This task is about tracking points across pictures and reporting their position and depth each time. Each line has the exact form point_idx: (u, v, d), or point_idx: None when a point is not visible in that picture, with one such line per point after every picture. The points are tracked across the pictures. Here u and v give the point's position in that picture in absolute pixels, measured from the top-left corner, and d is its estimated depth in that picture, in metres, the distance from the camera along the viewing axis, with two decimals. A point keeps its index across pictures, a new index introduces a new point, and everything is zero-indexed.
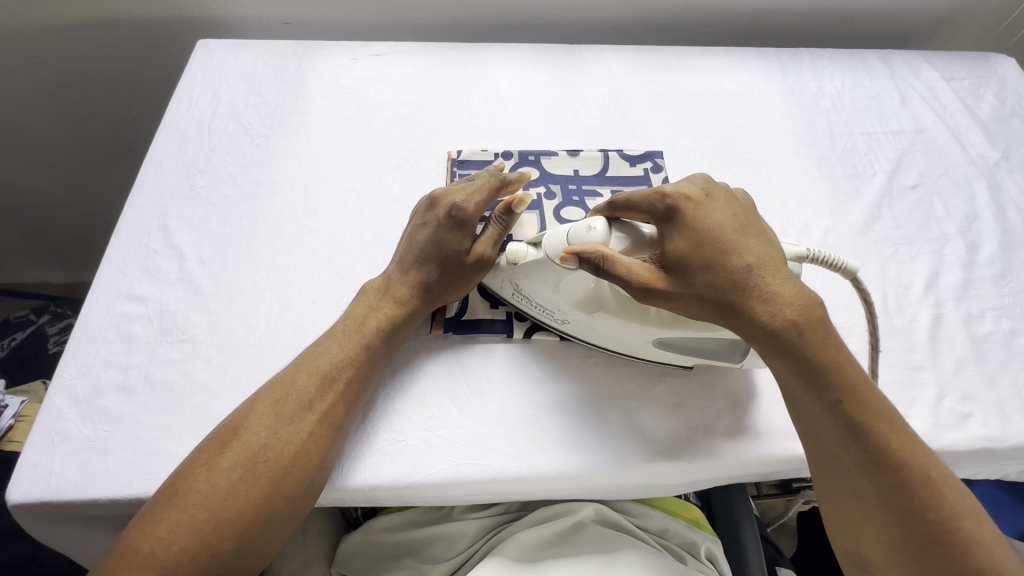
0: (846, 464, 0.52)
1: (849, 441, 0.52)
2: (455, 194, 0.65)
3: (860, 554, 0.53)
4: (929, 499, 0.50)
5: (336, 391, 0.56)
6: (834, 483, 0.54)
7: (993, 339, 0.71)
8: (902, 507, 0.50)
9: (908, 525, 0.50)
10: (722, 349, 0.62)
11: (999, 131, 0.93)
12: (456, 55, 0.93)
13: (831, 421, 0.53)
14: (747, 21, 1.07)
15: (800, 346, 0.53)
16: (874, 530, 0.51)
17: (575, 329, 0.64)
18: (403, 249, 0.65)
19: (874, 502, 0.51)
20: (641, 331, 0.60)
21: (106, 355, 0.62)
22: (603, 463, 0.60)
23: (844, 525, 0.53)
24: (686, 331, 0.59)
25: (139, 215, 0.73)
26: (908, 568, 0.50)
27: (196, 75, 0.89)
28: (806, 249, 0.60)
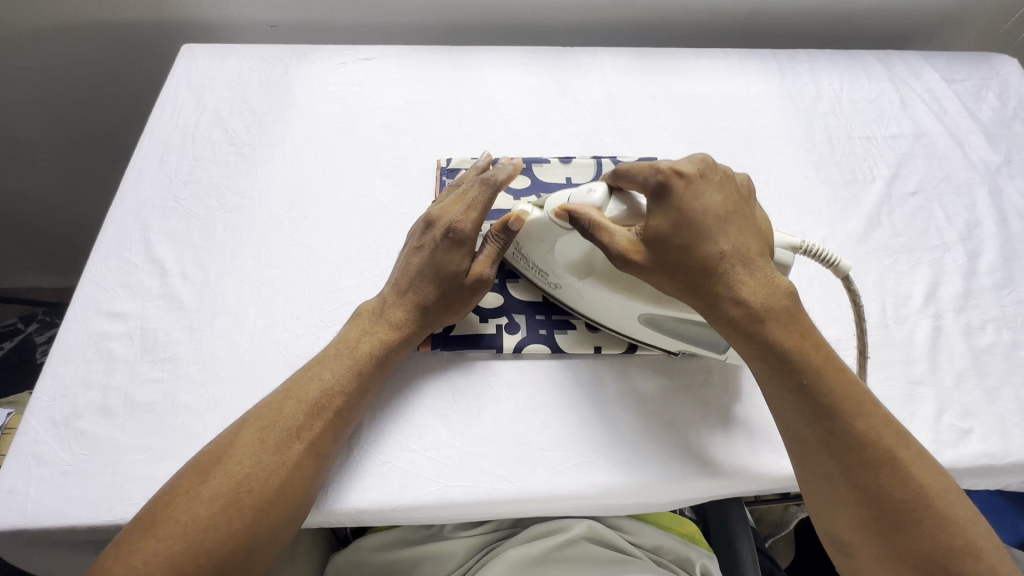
0: (811, 442, 0.51)
1: (810, 417, 0.51)
2: (449, 215, 0.64)
3: (835, 536, 0.51)
4: (896, 476, 0.49)
5: (326, 419, 0.54)
6: (804, 464, 0.52)
7: (994, 351, 0.69)
8: (868, 484, 0.49)
9: (875, 502, 0.48)
10: (706, 338, 0.61)
11: (1001, 134, 0.91)
12: (447, 59, 0.91)
13: (793, 397, 0.52)
14: (744, 22, 1.05)
15: (760, 330, 0.53)
16: (845, 510, 0.50)
17: (567, 294, 0.66)
18: (398, 273, 0.64)
19: (840, 481, 0.50)
20: (627, 303, 0.61)
21: (85, 375, 0.61)
22: (593, 485, 0.58)
23: (817, 507, 0.52)
24: (670, 310, 0.59)
25: (120, 228, 0.72)
26: (880, 547, 0.48)
27: (180, 82, 0.87)
28: (801, 240, 0.58)
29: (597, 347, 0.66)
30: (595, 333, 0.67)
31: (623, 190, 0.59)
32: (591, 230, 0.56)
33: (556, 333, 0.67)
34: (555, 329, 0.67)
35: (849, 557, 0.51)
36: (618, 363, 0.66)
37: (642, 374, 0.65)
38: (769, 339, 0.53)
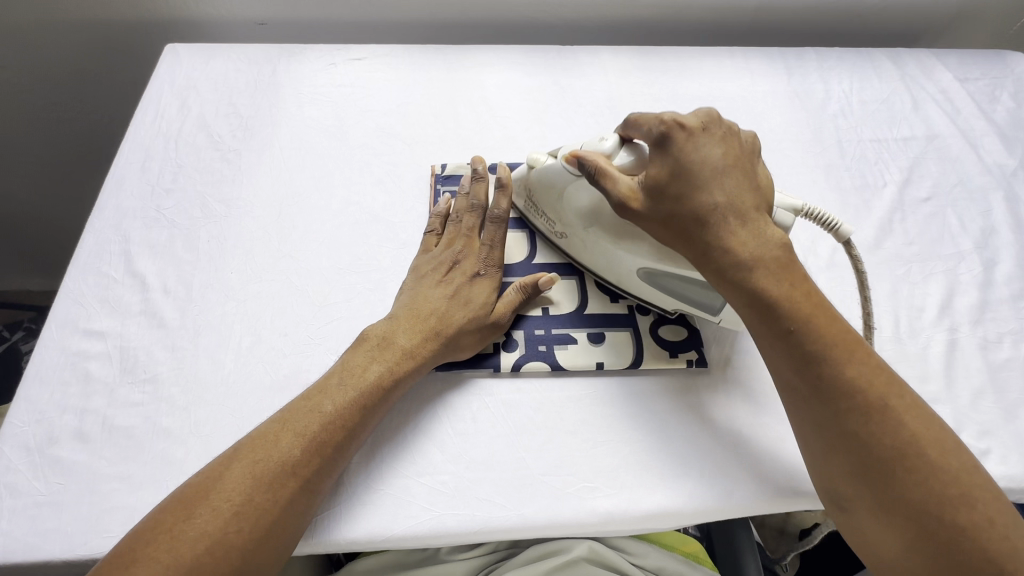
0: (799, 390, 0.50)
1: (794, 363, 0.50)
2: (470, 255, 0.64)
3: (834, 490, 0.49)
4: (886, 423, 0.46)
5: (324, 454, 0.51)
6: (797, 415, 0.51)
7: (1012, 367, 0.66)
8: (856, 431, 0.47)
9: (864, 449, 0.46)
10: (703, 300, 0.61)
11: (1017, 136, 0.88)
12: (442, 59, 0.88)
13: (777, 345, 0.51)
14: (750, 19, 1.02)
15: (745, 278, 0.52)
16: (836, 459, 0.48)
17: (572, 246, 0.67)
18: (417, 304, 0.61)
19: (830, 431, 0.48)
20: (626, 254, 0.61)
21: (61, 398, 0.58)
22: (595, 512, 0.55)
23: (811, 458, 0.51)
24: (671, 264, 0.59)
25: (99, 240, 0.69)
26: (871, 497, 0.46)
27: (162, 84, 0.83)
28: (801, 203, 0.57)
29: (599, 363, 0.63)
30: (597, 347, 0.64)
31: (632, 141, 0.60)
32: (595, 174, 0.57)
33: (556, 348, 0.64)
34: (555, 344, 0.64)
35: (846, 511, 0.49)
36: (621, 380, 0.63)
37: (648, 394, 0.62)
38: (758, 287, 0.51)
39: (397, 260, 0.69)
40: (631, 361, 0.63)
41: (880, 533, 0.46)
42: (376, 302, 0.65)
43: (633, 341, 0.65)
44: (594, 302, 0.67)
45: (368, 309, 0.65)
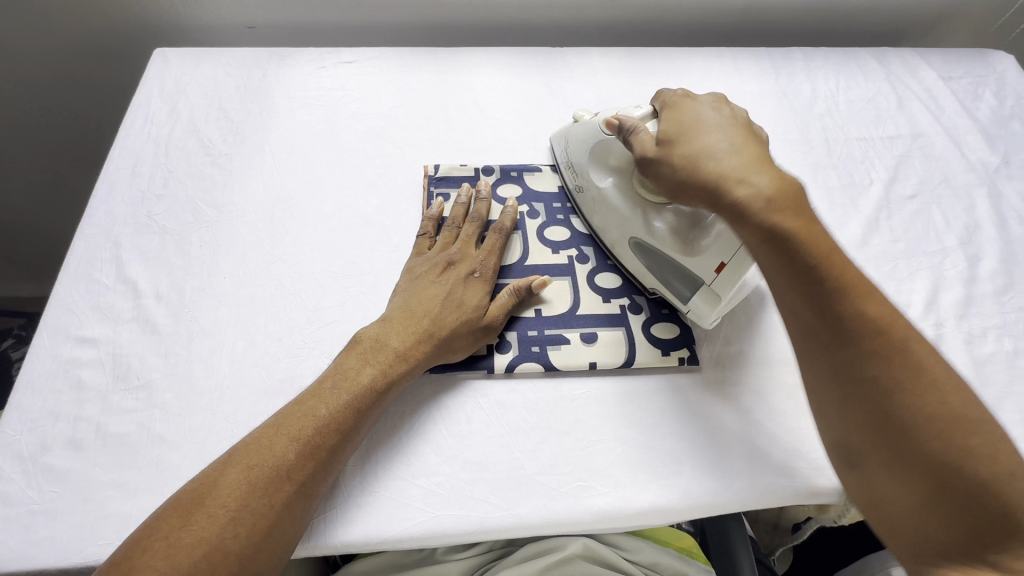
0: (815, 340, 0.52)
1: (814, 312, 0.51)
2: (468, 257, 0.65)
3: (848, 447, 0.51)
4: (906, 371, 0.48)
5: (320, 459, 0.52)
6: (812, 368, 0.53)
7: (996, 361, 0.68)
8: (876, 381, 0.48)
9: (881, 398, 0.48)
10: (678, 284, 0.64)
11: (999, 134, 0.90)
12: (433, 62, 0.88)
13: (795, 292, 0.52)
14: (738, 20, 1.03)
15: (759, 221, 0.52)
16: (855, 409, 0.49)
17: (584, 201, 0.72)
18: (413, 302, 0.62)
19: (851, 380, 0.49)
20: (627, 217, 0.65)
21: (54, 406, 0.58)
22: (590, 510, 0.56)
23: (827, 413, 0.52)
24: (660, 236, 0.63)
25: (90, 247, 0.68)
26: (886, 446, 0.48)
27: (152, 88, 0.83)
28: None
29: (592, 362, 0.63)
30: (590, 347, 0.64)
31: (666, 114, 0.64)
32: (626, 132, 0.62)
33: (550, 349, 0.64)
34: (549, 344, 0.64)
35: (858, 467, 0.50)
36: (614, 380, 0.64)
37: (641, 393, 0.63)
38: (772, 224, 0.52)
39: (390, 263, 0.69)
40: (624, 360, 0.64)
41: (895, 487, 0.48)
42: (370, 305, 0.66)
43: (626, 340, 0.65)
44: (586, 302, 0.67)
45: (362, 312, 0.65)
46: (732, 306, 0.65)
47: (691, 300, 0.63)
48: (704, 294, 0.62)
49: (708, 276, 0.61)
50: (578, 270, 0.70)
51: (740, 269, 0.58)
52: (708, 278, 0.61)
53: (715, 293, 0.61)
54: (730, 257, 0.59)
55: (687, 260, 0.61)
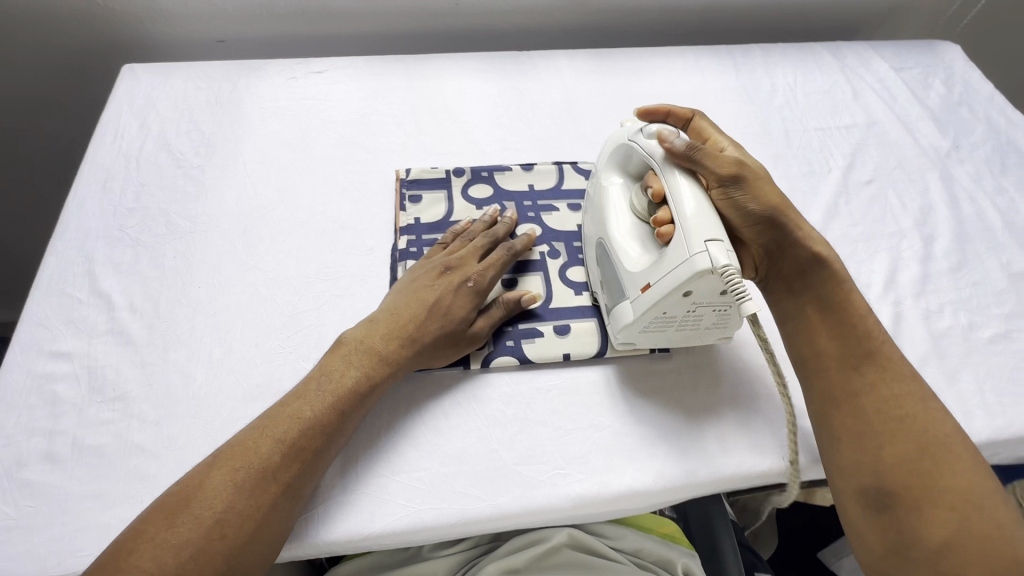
0: (854, 386, 0.56)
1: (852, 360, 0.57)
2: (470, 266, 0.64)
3: (881, 489, 0.52)
4: (926, 416, 0.54)
5: (303, 461, 0.52)
6: (843, 412, 0.56)
7: (953, 334, 0.71)
8: (904, 423, 0.54)
9: (912, 437, 0.53)
10: (611, 298, 0.64)
11: (949, 120, 0.94)
12: (401, 69, 0.90)
13: (844, 339, 0.58)
14: (699, 20, 1.06)
15: (826, 273, 0.60)
16: (891, 450, 0.53)
17: (587, 197, 0.71)
18: (403, 305, 0.62)
19: (884, 419, 0.54)
20: (605, 220, 0.65)
21: (29, 421, 0.57)
22: (568, 497, 0.57)
23: (859, 456, 0.54)
24: (613, 246, 0.62)
25: (61, 262, 0.68)
26: (918, 483, 0.51)
27: (121, 104, 0.83)
28: (725, 262, 0.52)
29: (566, 354, 0.65)
30: (563, 339, 0.66)
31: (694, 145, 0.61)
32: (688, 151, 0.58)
33: (524, 342, 0.65)
34: (523, 338, 0.65)
35: (888, 512, 0.51)
36: (588, 369, 0.65)
37: (615, 381, 0.65)
38: (837, 276, 0.60)
39: (365, 266, 0.70)
40: (597, 350, 0.65)
41: (932, 526, 0.50)
42: (345, 309, 0.67)
43: (598, 330, 0.67)
44: (558, 295, 0.69)
45: (337, 315, 0.66)
46: (654, 338, 0.62)
47: (613, 309, 0.63)
48: (622, 308, 0.61)
49: (633, 292, 0.59)
50: (550, 266, 0.71)
51: (657, 295, 0.56)
52: (632, 295, 0.60)
53: (630, 310, 0.60)
54: (654, 280, 0.56)
55: (624, 270, 0.61)
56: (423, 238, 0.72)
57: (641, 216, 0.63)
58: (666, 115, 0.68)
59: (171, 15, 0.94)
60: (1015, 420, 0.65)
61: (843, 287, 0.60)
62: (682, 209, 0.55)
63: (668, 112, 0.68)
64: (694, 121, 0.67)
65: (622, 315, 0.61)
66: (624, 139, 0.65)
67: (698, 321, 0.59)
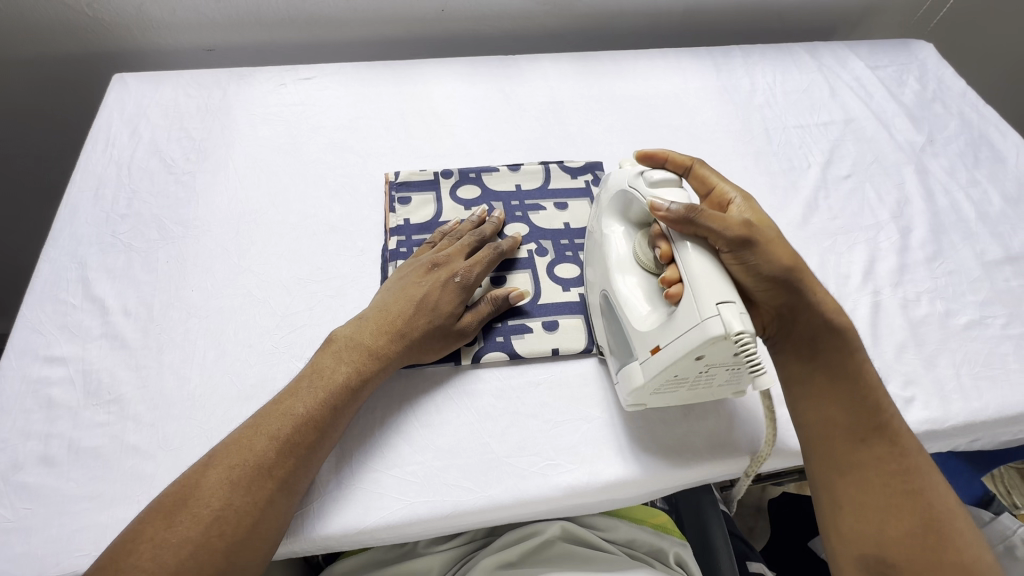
0: (860, 457, 0.56)
1: (860, 432, 0.57)
2: (457, 263, 0.66)
3: (880, 559, 0.53)
4: (931, 490, 0.55)
5: (297, 456, 0.53)
6: (849, 483, 0.56)
7: (930, 321, 0.73)
8: (911, 497, 0.54)
9: (917, 512, 0.54)
10: (620, 354, 0.62)
11: (923, 116, 0.96)
12: (389, 73, 0.91)
13: (852, 408, 0.57)
14: (680, 22, 1.09)
15: (838, 342, 0.59)
16: (896, 525, 0.53)
17: (589, 243, 0.70)
18: (392, 301, 0.63)
19: (891, 493, 0.55)
20: (608, 272, 0.63)
21: (25, 425, 0.58)
22: (559, 487, 0.59)
23: (863, 527, 0.54)
24: (621, 303, 0.60)
25: (54, 268, 0.69)
26: (920, 556, 0.52)
27: (112, 113, 0.84)
28: (739, 328, 0.50)
29: (555, 348, 0.66)
30: (552, 334, 0.67)
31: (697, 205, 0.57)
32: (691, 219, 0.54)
33: (513, 338, 0.67)
34: (513, 334, 0.67)
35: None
36: (577, 363, 0.67)
37: (603, 373, 0.66)
38: (852, 345, 0.60)
39: (356, 266, 0.72)
40: (585, 345, 0.67)
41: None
42: (338, 309, 0.68)
43: (585, 325, 0.68)
44: (547, 292, 0.70)
45: (330, 315, 0.67)
46: (666, 400, 0.60)
47: (622, 369, 0.61)
48: (631, 370, 0.59)
49: (642, 354, 0.58)
50: (538, 263, 0.73)
51: (668, 360, 0.54)
52: (642, 354, 0.58)
53: (640, 373, 0.58)
54: (664, 343, 0.55)
55: (633, 328, 0.59)
56: (413, 239, 0.73)
57: (650, 269, 0.61)
58: (664, 161, 0.65)
59: (160, 24, 0.95)
60: (991, 403, 0.67)
61: (854, 354, 0.60)
62: (691, 270, 0.53)
63: (666, 158, 0.65)
64: (695, 169, 0.64)
65: (632, 377, 0.59)
66: (624, 187, 0.63)
67: (710, 381, 0.58)
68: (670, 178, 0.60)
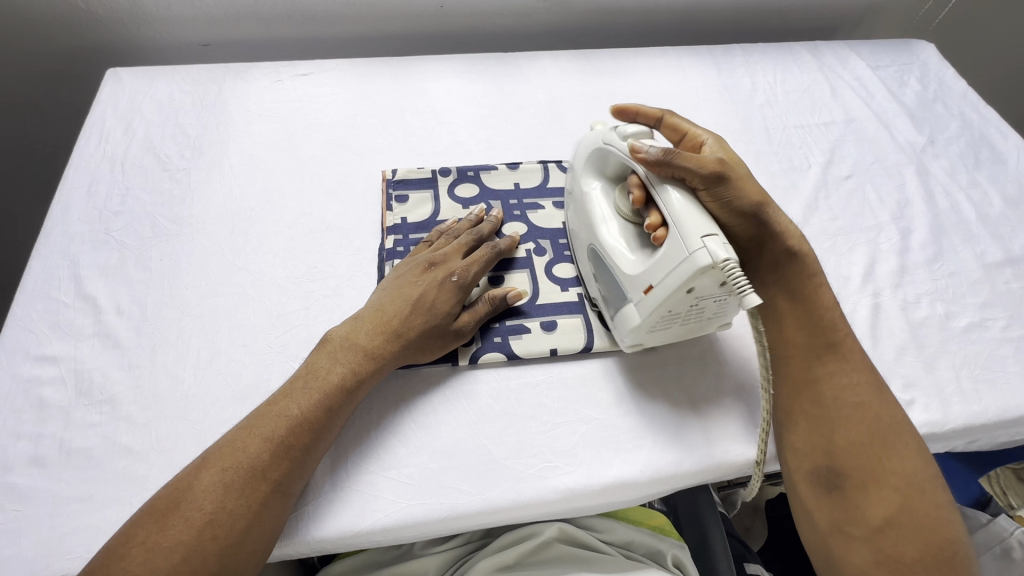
0: (814, 373, 0.59)
1: (814, 350, 0.60)
2: (454, 263, 0.65)
3: (832, 469, 0.55)
4: (879, 402, 0.57)
5: (292, 458, 0.52)
6: (804, 400, 0.58)
7: (930, 324, 0.73)
8: (860, 409, 0.56)
9: (867, 424, 0.56)
10: (610, 300, 0.64)
11: (924, 116, 0.96)
12: (387, 71, 0.90)
13: (810, 328, 0.60)
14: (681, 20, 1.08)
15: (795, 266, 0.62)
16: (845, 436, 0.56)
17: (570, 203, 0.72)
18: (387, 300, 0.63)
19: (842, 405, 0.57)
20: (593, 224, 0.65)
21: (15, 425, 0.57)
22: (556, 489, 0.58)
23: (815, 440, 0.57)
24: (608, 249, 0.62)
25: (46, 266, 0.68)
26: (867, 464, 0.54)
27: (106, 108, 0.83)
28: (725, 256, 0.51)
29: (553, 349, 0.66)
30: (550, 334, 0.66)
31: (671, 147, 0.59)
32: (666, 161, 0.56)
33: (511, 338, 0.66)
34: (510, 334, 0.66)
35: (837, 492, 0.54)
36: (575, 364, 0.66)
37: (602, 374, 0.66)
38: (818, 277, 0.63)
39: (353, 265, 0.71)
40: (584, 345, 0.66)
41: (874, 507, 0.53)
42: (334, 308, 0.67)
43: (583, 326, 0.68)
44: (545, 292, 0.70)
45: (325, 315, 0.67)
46: (661, 338, 0.62)
47: (618, 315, 0.62)
48: (626, 312, 0.60)
49: (636, 295, 0.59)
50: (537, 263, 0.72)
51: (661, 296, 0.55)
52: (635, 296, 0.59)
53: (635, 313, 0.59)
54: (656, 282, 0.56)
55: (622, 273, 0.60)
56: (410, 237, 0.73)
57: (628, 218, 0.63)
58: (636, 114, 0.68)
59: (155, 19, 0.94)
60: (991, 406, 0.67)
61: (812, 276, 0.62)
62: (673, 208, 0.55)
63: (638, 111, 0.68)
64: (666, 119, 0.66)
65: (627, 319, 0.60)
66: (599, 143, 0.65)
67: (701, 316, 0.59)
68: (643, 130, 0.61)
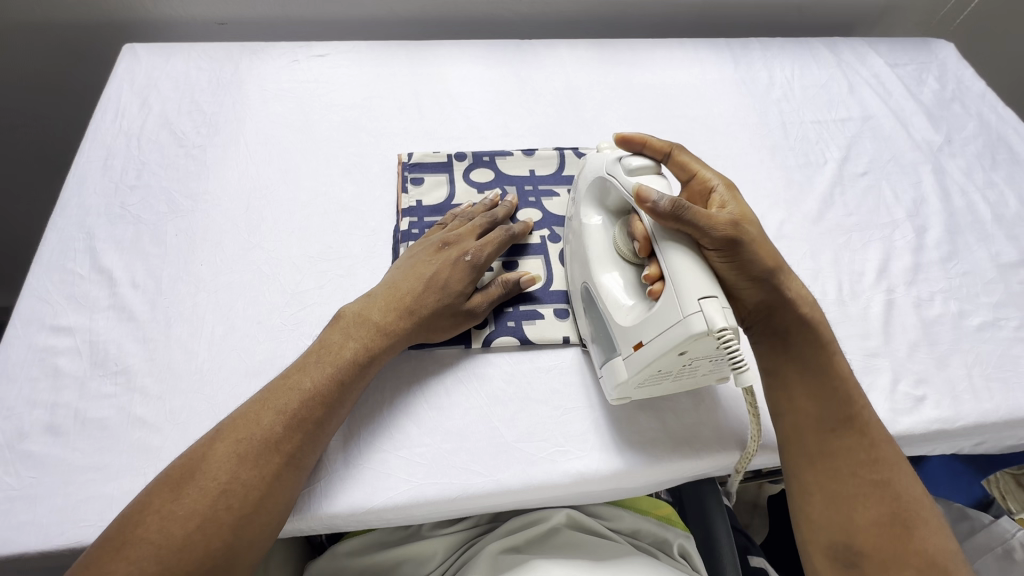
0: (829, 448, 0.57)
1: (830, 423, 0.57)
2: (468, 244, 0.65)
3: (848, 546, 0.53)
4: (897, 478, 0.56)
5: (305, 432, 0.53)
6: (820, 474, 0.56)
7: (943, 322, 0.73)
8: (880, 486, 0.55)
9: (886, 502, 0.54)
10: (600, 345, 0.61)
11: (942, 115, 0.95)
12: (403, 54, 0.90)
13: (824, 400, 0.58)
14: (699, 12, 1.07)
15: (808, 334, 0.59)
16: (864, 513, 0.54)
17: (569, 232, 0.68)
18: (401, 279, 0.62)
19: (860, 480, 0.55)
20: (591, 263, 0.62)
21: (31, 393, 0.58)
22: (567, 473, 0.58)
23: (831, 514, 0.55)
24: (603, 294, 0.59)
25: (62, 238, 0.68)
26: (888, 546, 0.53)
27: (121, 83, 0.82)
28: (722, 323, 0.49)
29: (565, 336, 0.66)
30: (562, 322, 0.67)
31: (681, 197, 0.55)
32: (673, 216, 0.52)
33: (524, 324, 0.66)
34: (523, 319, 0.66)
35: (854, 569, 0.53)
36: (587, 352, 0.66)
37: None
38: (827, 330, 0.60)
39: (367, 247, 0.71)
40: None
41: None
42: (348, 288, 0.67)
43: None
44: (559, 279, 0.70)
45: (340, 294, 0.67)
46: (650, 392, 0.60)
47: (605, 364, 0.60)
48: (614, 364, 0.58)
49: (625, 349, 0.56)
50: (550, 250, 0.72)
51: (650, 356, 0.53)
52: (625, 350, 0.57)
53: (623, 368, 0.57)
54: (647, 340, 0.53)
55: (616, 324, 0.57)
56: (425, 220, 0.72)
57: (628, 260, 0.60)
58: (642, 146, 0.63)
59: None
60: (1002, 404, 0.67)
61: (826, 348, 0.59)
62: (674, 266, 0.52)
63: (646, 143, 0.63)
64: (674, 156, 0.62)
65: (615, 372, 0.58)
66: (604, 174, 0.62)
67: (694, 373, 0.57)
68: (648, 165, 0.59)
